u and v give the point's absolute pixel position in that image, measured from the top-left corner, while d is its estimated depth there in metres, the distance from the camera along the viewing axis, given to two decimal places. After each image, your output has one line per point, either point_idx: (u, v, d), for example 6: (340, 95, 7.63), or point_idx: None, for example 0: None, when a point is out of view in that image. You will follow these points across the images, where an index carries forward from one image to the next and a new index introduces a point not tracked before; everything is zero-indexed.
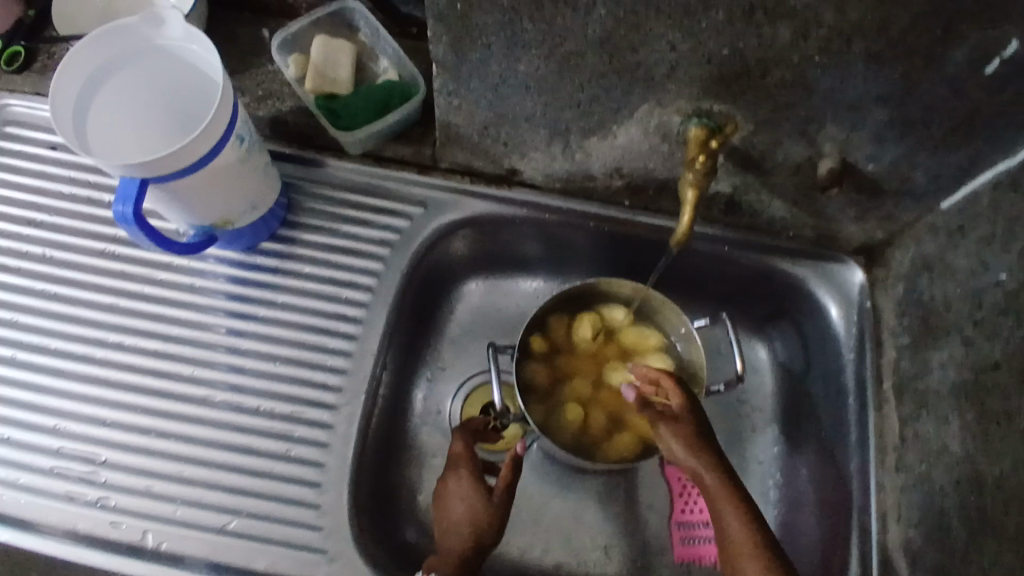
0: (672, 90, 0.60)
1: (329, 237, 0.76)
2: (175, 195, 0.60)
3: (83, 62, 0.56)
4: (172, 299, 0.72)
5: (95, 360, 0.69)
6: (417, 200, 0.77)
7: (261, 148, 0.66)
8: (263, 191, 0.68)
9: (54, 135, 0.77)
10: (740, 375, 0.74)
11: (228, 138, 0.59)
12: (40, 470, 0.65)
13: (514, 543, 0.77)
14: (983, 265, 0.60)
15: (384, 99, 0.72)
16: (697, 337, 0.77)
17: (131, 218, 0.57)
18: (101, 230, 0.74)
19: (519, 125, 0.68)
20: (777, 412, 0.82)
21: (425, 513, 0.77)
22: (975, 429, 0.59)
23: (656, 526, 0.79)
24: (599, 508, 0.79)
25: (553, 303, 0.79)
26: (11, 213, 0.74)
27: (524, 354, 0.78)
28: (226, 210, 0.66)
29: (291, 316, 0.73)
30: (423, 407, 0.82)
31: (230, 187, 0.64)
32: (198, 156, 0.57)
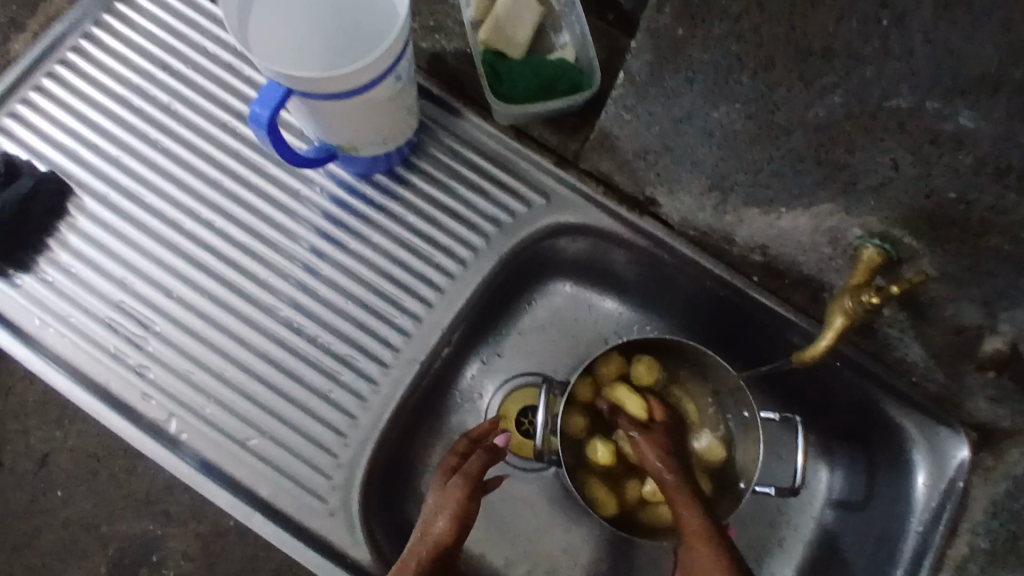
0: (868, 205, 0.52)
1: (441, 192, 0.71)
2: (313, 111, 0.57)
3: None
4: (273, 196, 0.70)
5: (181, 229, 0.68)
6: (542, 189, 0.71)
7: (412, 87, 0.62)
8: (398, 129, 0.65)
9: None
10: (797, 487, 0.68)
11: (392, 80, 0.56)
12: (95, 315, 0.66)
13: (504, 553, 0.77)
14: None
15: (551, 80, 0.66)
16: (760, 431, 0.70)
17: (263, 123, 0.54)
18: (227, 101, 0.71)
19: (681, 164, 0.61)
20: (813, 539, 0.77)
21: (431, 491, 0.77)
22: None
23: None
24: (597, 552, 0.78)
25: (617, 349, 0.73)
26: (153, 52, 0.72)
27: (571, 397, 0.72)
28: (356, 138, 0.63)
29: (375, 259, 0.70)
30: (467, 388, 0.80)
31: (373, 120, 0.60)
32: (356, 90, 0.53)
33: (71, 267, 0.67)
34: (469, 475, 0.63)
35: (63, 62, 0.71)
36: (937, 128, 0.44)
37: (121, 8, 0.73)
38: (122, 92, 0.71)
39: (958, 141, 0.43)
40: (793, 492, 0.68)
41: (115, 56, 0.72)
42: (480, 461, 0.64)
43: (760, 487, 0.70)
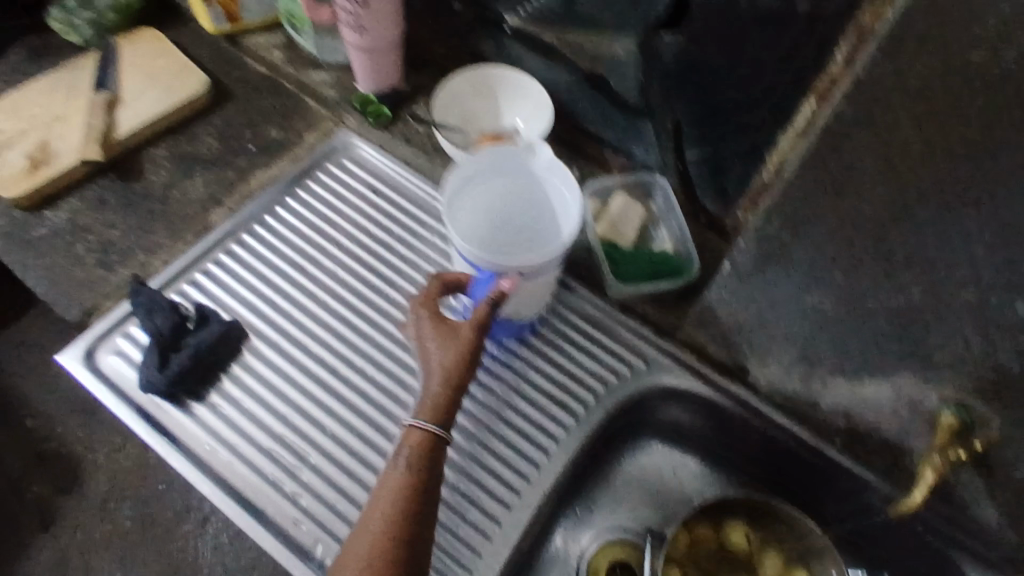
0: (944, 376, 0.64)
1: (555, 353, 0.83)
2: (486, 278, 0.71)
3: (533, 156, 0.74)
4: (413, 348, 0.82)
5: (337, 374, 0.79)
6: (643, 356, 0.82)
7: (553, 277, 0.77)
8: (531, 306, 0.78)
9: (378, 182, 0.91)
10: None
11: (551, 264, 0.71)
12: (259, 445, 0.75)
13: None
14: None
15: (658, 266, 0.80)
16: None
17: None
18: (383, 271, 0.85)
19: (774, 337, 0.74)
20: None
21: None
22: None
23: None
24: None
25: (709, 507, 0.79)
26: (324, 229, 0.87)
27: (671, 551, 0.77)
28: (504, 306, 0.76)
29: (504, 411, 0.80)
30: (560, 543, 0.84)
31: (527, 293, 0.75)
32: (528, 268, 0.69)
33: (242, 402, 0.77)
34: (481, 319, 0.69)
35: (250, 233, 0.85)
36: (998, 316, 0.56)
37: (300, 193, 0.89)
38: (296, 260, 0.85)
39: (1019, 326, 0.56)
40: None
41: (292, 231, 0.86)
42: (491, 310, 0.69)
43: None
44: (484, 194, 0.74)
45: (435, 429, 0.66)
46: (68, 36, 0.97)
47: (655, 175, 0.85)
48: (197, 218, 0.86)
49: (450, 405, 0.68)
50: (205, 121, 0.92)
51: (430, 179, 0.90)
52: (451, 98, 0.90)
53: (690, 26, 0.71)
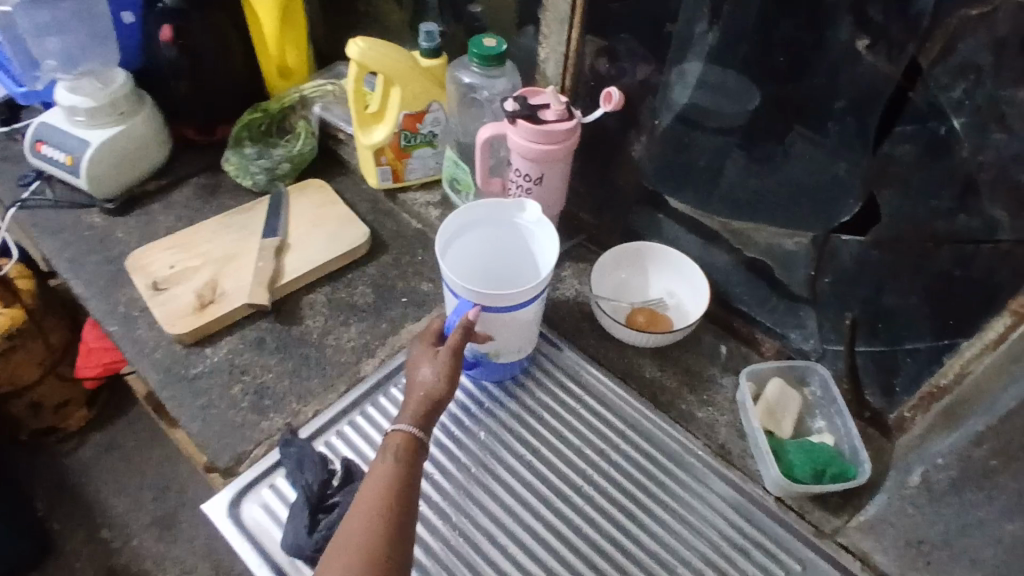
0: None
1: (706, 546, 0.76)
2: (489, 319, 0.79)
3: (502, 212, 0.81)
4: (505, 478, 0.81)
5: (481, 552, 0.75)
6: (802, 558, 0.75)
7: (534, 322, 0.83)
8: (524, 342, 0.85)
9: None
10: None
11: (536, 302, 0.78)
12: None
13: None
14: None
15: (824, 463, 0.76)
16: None
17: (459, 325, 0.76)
18: (528, 440, 0.84)
19: (957, 562, 0.67)
20: None
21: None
22: None
23: None
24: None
25: None
26: (472, 393, 0.88)
27: None
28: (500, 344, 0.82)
29: (561, 525, 0.77)
30: None
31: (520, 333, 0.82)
32: (503, 305, 0.76)
33: None
34: (455, 343, 0.74)
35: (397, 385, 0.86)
36: None
37: None
38: (445, 423, 0.85)
39: None
40: None
41: None
42: (462, 335, 0.74)
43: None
44: (483, 240, 0.82)
45: (413, 430, 0.69)
46: (240, 179, 1.03)
47: (811, 362, 0.83)
48: (350, 367, 0.87)
49: (431, 411, 0.72)
50: (361, 271, 0.96)
51: (577, 346, 0.92)
52: (608, 268, 0.92)
53: (877, 230, 0.72)
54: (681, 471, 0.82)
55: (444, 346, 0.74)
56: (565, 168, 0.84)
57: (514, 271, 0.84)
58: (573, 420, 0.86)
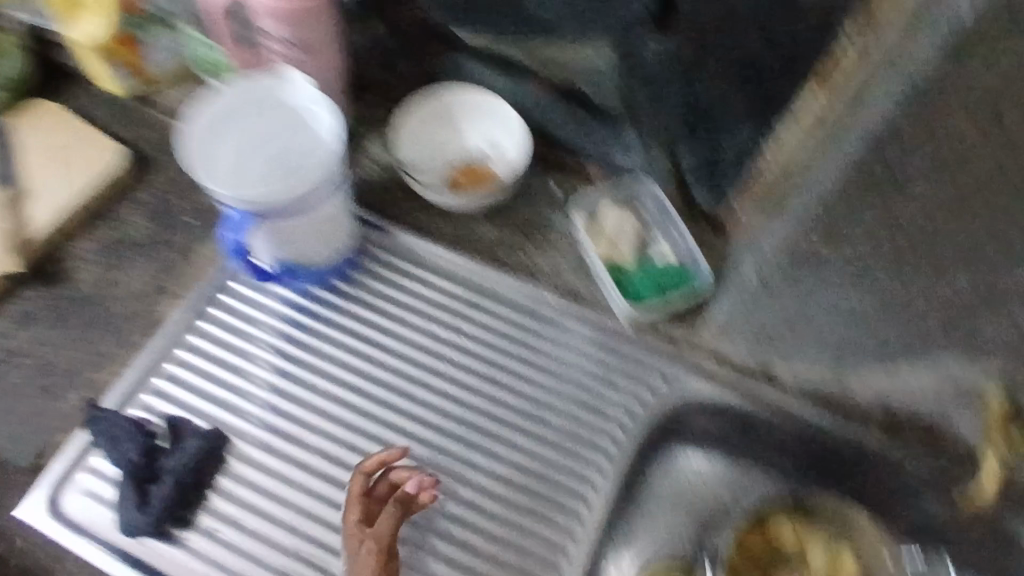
0: (991, 358, 0.61)
1: (572, 389, 0.78)
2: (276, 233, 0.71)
3: (261, 90, 0.69)
4: (352, 383, 0.76)
5: (344, 463, 0.73)
6: (662, 372, 0.78)
7: (348, 210, 0.75)
8: (341, 237, 0.77)
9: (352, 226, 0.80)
10: None
11: (326, 196, 0.69)
12: (274, 562, 0.69)
13: None
14: None
15: (666, 278, 0.76)
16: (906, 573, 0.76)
17: None
18: (369, 334, 0.78)
19: (805, 335, 0.71)
20: None
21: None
22: None
23: None
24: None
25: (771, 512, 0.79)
26: (290, 299, 0.79)
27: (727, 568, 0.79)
28: (307, 248, 0.75)
29: (423, 414, 0.76)
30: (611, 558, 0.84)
31: (326, 231, 0.74)
32: (285, 211, 0.67)
33: (237, 520, 0.70)
34: (382, 529, 0.68)
35: (207, 318, 0.77)
36: None
37: None
38: (269, 341, 0.77)
39: None
40: None
41: (255, 309, 0.78)
42: (417, 485, 0.70)
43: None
44: (252, 138, 0.68)
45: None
46: None
47: (642, 176, 0.79)
48: (146, 314, 0.77)
49: (388, 556, 0.67)
50: (130, 200, 0.81)
51: (398, 223, 0.82)
52: (410, 128, 0.81)
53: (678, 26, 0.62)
54: (539, 324, 0.79)
55: (370, 528, 0.67)
56: (330, 24, 0.71)
57: (304, 149, 0.68)
58: (414, 302, 0.80)
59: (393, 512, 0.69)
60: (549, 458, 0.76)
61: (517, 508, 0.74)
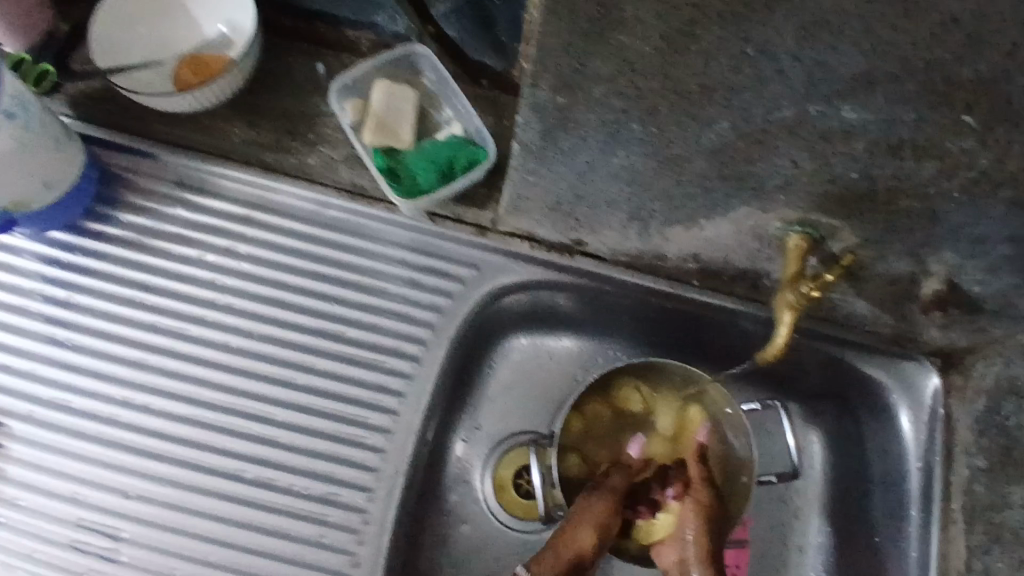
0: (780, 201, 0.54)
1: (371, 297, 0.70)
2: None
3: None
4: (114, 332, 0.67)
5: (121, 421, 0.65)
6: (470, 261, 0.72)
7: (48, 133, 0.61)
8: (62, 170, 0.64)
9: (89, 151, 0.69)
10: (796, 470, 0.73)
11: None
12: (56, 540, 0.63)
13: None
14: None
15: (448, 160, 0.65)
16: (741, 419, 0.74)
17: None
18: (132, 275, 0.68)
19: (597, 206, 0.62)
20: (824, 512, 0.80)
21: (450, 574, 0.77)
22: None
23: None
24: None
25: (598, 385, 0.77)
26: (36, 250, 0.69)
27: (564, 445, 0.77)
28: (17, 190, 0.61)
29: (201, 353, 0.67)
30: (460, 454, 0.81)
31: (25, 169, 0.60)
32: None
33: (16, 499, 0.63)
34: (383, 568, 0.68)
35: None
36: (823, 127, 0.45)
37: None
38: (17, 302, 0.67)
39: (847, 133, 0.45)
40: (793, 475, 0.74)
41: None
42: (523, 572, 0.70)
43: (765, 477, 0.75)
44: None
45: None
46: None
47: (411, 44, 0.67)
48: None
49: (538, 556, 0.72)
50: None
51: (143, 137, 0.69)
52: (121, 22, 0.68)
53: None
54: (327, 232, 0.70)
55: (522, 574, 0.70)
56: None
57: None
58: (178, 229, 0.70)
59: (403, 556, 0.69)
60: (352, 375, 0.68)
61: (321, 435, 0.67)
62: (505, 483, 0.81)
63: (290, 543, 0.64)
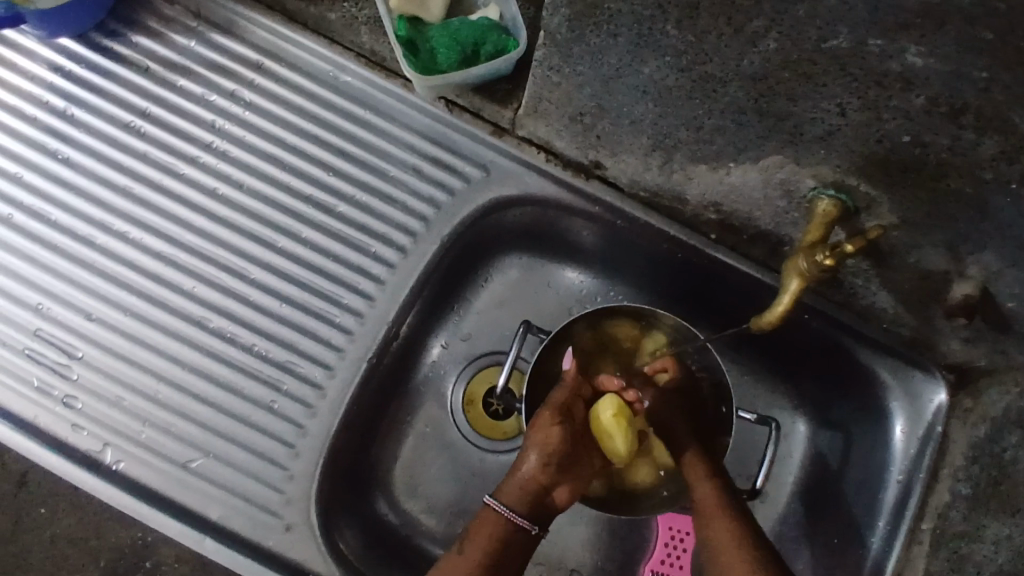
0: (817, 154, 0.48)
1: (370, 175, 0.66)
2: None
3: None
4: (105, 155, 0.65)
5: (94, 245, 0.64)
6: (480, 161, 0.67)
7: None
8: None
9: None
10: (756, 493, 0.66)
11: None
12: (14, 347, 0.62)
13: (443, 500, 0.74)
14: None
15: (474, 44, 0.59)
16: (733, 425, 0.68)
17: None
18: (133, 101, 0.66)
19: (620, 124, 0.57)
20: (791, 509, 0.75)
21: (397, 473, 0.74)
22: None
23: (628, 556, 0.75)
24: (595, 532, 0.75)
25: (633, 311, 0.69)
26: (44, 55, 0.66)
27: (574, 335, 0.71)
28: None
29: (187, 194, 0.65)
30: (431, 362, 0.77)
31: None
32: None
33: None
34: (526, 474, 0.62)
35: None
36: (882, 67, 0.39)
37: None
38: (17, 103, 0.66)
39: (906, 79, 0.39)
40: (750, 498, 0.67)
41: (6, 67, 0.66)
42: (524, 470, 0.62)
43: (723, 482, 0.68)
44: None
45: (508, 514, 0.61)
46: None
47: None
48: None
49: (538, 486, 0.62)
50: None
51: None
52: None
53: None
54: (338, 98, 0.66)
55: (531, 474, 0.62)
56: None
57: None
58: (189, 63, 0.66)
59: (534, 466, 0.62)
60: (335, 251, 0.65)
61: (291, 302, 0.64)
62: (476, 398, 0.77)
63: (236, 402, 0.62)
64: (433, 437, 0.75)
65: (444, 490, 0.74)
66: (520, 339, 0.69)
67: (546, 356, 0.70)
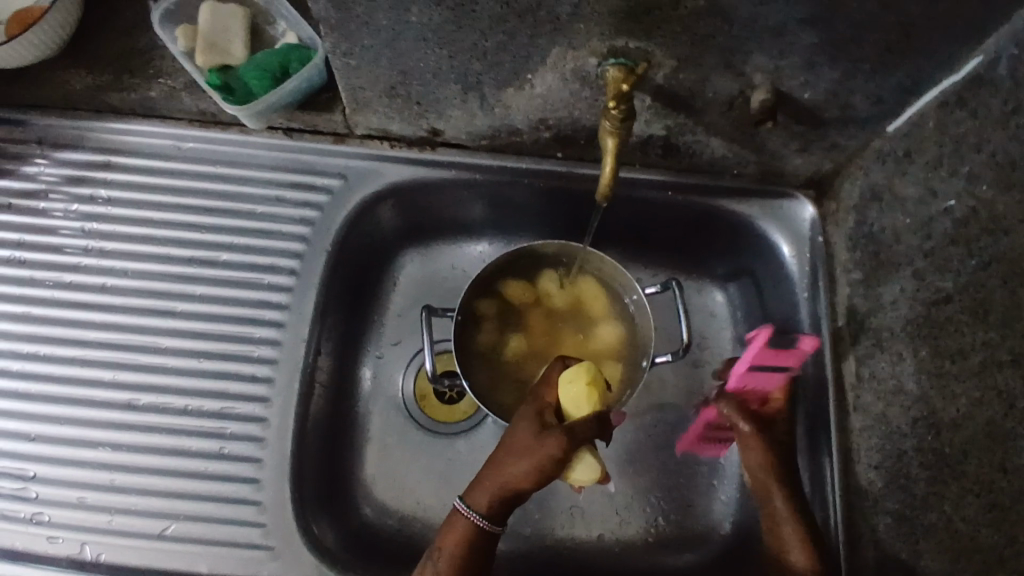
0: (582, 31, 0.54)
1: (242, 221, 0.71)
2: None
3: None
4: None
5: (11, 373, 0.67)
6: (336, 170, 0.72)
7: None
8: None
9: None
10: (687, 344, 0.72)
11: None
12: None
13: (427, 494, 0.76)
14: (894, 237, 0.61)
15: (281, 65, 0.66)
16: (645, 304, 0.75)
17: None
18: (5, 236, 0.70)
19: (428, 82, 0.62)
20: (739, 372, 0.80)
21: (374, 484, 0.76)
22: (929, 367, 0.57)
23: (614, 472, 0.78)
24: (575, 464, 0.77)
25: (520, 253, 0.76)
26: None
27: (484, 288, 0.77)
28: None
29: (81, 297, 0.69)
30: (371, 376, 0.80)
31: None
32: None
33: None
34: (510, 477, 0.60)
35: None
36: None
37: None
38: None
39: None
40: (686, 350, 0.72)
41: None
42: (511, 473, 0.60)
43: (659, 356, 0.74)
44: None
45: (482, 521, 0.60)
46: None
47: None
48: None
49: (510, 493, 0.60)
50: None
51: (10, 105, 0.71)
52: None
53: None
54: (191, 166, 0.72)
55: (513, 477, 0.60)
56: None
57: None
58: (46, 184, 0.71)
59: (514, 470, 0.60)
60: (233, 296, 0.69)
61: (208, 354, 0.68)
62: (426, 394, 0.80)
63: (189, 460, 0.65)
64: (398, 442, 0.78)
65: (425, 483, 0.76)
66: (427, 327, 0.72)
67: (464, 316, 0.77)
